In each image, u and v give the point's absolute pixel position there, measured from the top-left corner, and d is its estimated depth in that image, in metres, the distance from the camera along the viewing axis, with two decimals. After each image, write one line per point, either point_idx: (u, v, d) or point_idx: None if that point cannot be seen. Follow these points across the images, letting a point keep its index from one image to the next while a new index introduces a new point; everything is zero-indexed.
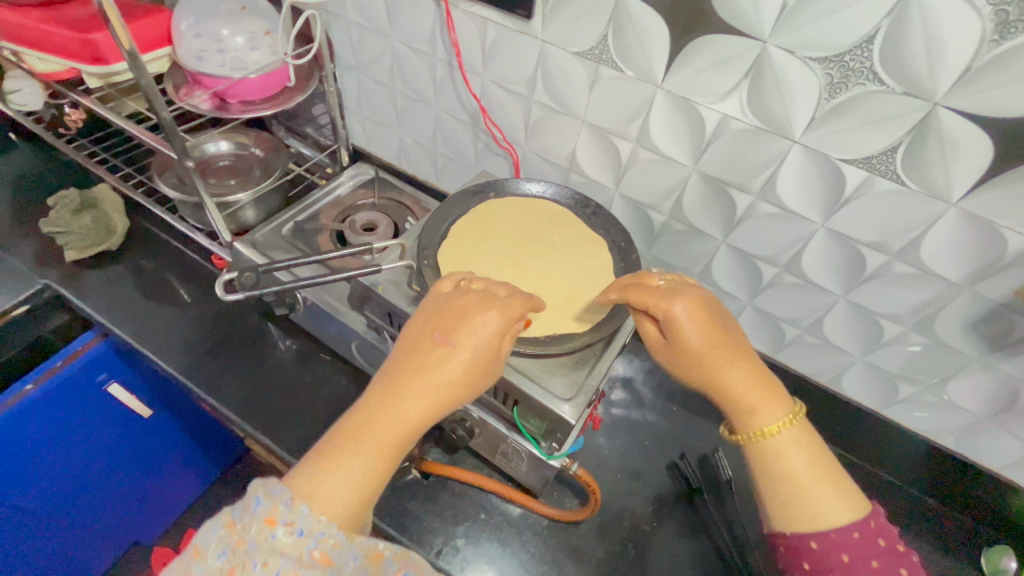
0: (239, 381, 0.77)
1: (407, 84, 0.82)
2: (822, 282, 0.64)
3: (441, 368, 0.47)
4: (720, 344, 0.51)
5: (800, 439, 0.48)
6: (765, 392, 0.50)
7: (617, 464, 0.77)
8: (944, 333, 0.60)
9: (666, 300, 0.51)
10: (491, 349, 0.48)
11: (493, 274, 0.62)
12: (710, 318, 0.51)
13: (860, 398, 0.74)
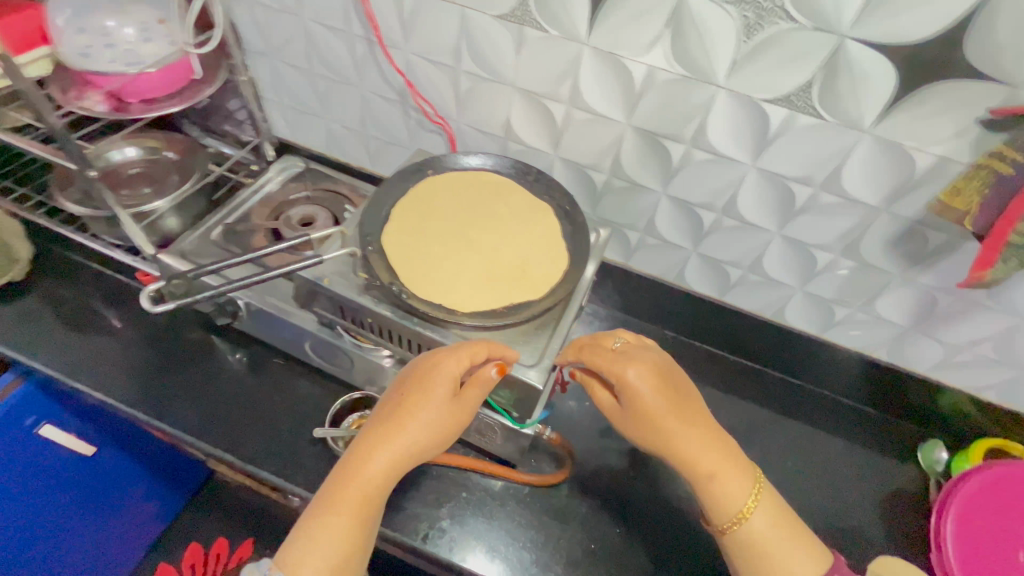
0: (190, 406, 0.73)
1: (325, 65, 0.77)
2: (759, 223, 0.67)
3: (402, 431, 0.50)
4: (677, 413, 0.53)
5: (761, 504, 0.51)
6: (724, 460, 0.52)
7: (589, 428, 0.79)
8: (869, 257, 0.64)
9: (627, 370, 0.53)
10: (441, 411, 0.51)
11: (445, 253, 0.60)
12: (663, 383, 0.54)
13: (803, 326, 0.78)
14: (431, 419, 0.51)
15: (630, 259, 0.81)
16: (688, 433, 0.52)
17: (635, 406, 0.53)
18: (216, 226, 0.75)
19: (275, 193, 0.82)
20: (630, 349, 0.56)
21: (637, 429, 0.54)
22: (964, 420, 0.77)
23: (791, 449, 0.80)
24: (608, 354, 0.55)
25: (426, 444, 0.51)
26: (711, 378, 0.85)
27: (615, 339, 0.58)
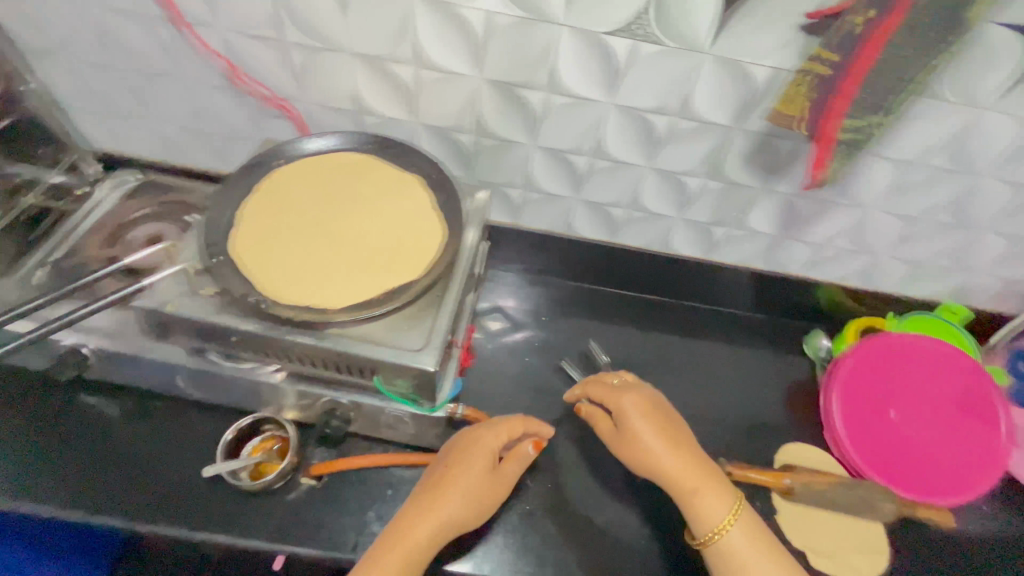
0: (57, 479, 0.63)
1: (126, 54, 0.64)
2: (628, 160, 0.67)
3: (445, 497, 0.55)
4: (666, 441, 0.59)
5: (739, 525, 0.56)
6: (707, 479, 0.58)
7: (511, 394, 0.79)
8: (732, 176, 0.67)
9: (626, 404, 0.61)
10: (486, 481, 0.58)
11: (303, 247, 0.56)
12: (659, 417, 0.61)
13: (690, 252, 0.82)
14: (476, 486, 0.57)
15: (519, 218, 0.79)
16: (673, 458, 0.58)
17: (627, 430, 0.60)
18: (35, 266, 0.63)
19: (109, 209, 0.69)
20: (637, 386, 0.65)
21: (628, 453, 0.60)
22: (838, 309, 0.85)
23: (700, 368, 0.85)
24: (611, 392, 0.64)
25: (472, 507, 0.57)
26: (621, 319, 0.88)
27: (625, 378, 0.67)
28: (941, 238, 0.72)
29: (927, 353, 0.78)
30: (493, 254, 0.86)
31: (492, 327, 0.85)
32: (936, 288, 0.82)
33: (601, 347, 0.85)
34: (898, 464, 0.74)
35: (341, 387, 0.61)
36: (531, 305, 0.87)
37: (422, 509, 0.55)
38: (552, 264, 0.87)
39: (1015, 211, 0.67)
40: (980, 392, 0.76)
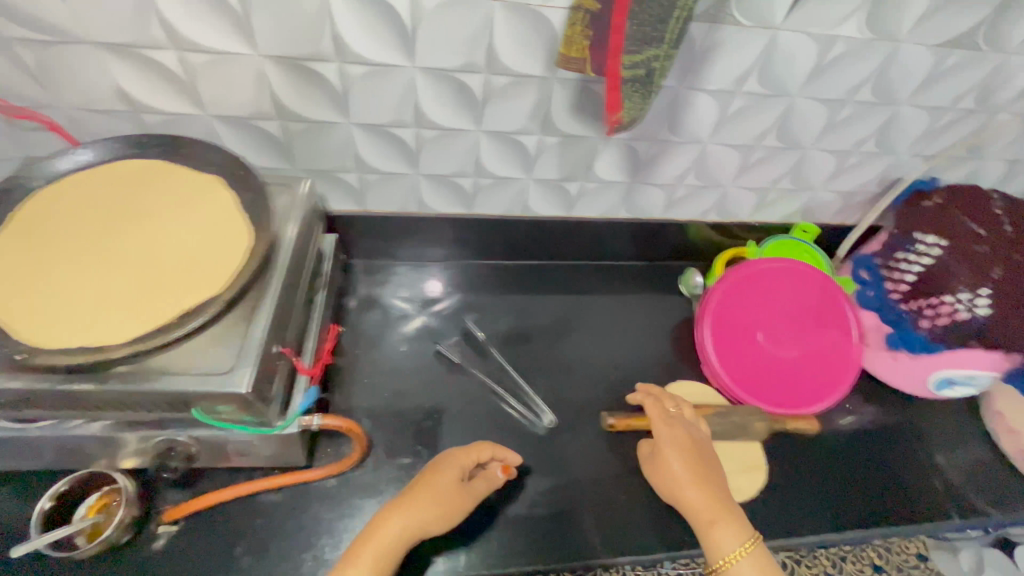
0: None
1: None
2: (456, 125, 0.62)
3: (417, 506, 0.54)
4: (694, 478, 0.63)
5: (750, 558, 0.56)
6: (724, 512, 0.60)
7: (390, 387, 0.75)
8: (564, 129, 0.65)
9: (670, 435, 0.66)
10: (456, 493, 0.57)
11: (82, 279, 0.49)
12: (693, 453, 0.65)
13: (552, 212, 0.80)
14: (445, 494, 0.56)
15: (364, 203, 0.74)
16: (695, 491, 0.62)
17: (663, 461, 0.65)
18: None
19: None
20: (689, 422, 0.70)
21: (665, 479, 0.65)
22: (701, 240, 0.89)
23: (580, 326, 0.85)
24: (666, 417, 0.69)
25: (441, 518, 0.55)
26: (498, 289, 0.86)
27: (683, 412, 0.71)
28: (780, 161, 0.73)
29: (791, 277, 0.81)
30: (350, 245, 0.81)
31: (365, 321, 0.80)
32: (787, 210, 0.85)
33: (479, 322, 0.83)
34: (764, 382, 0.79)
35: (168, 425, 0.54)
36: (404, 292, 0.84)
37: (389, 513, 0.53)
38: (417, 245, 0.83)
39: (838, 125, 0.68)
40: (838, 310, 0.80)
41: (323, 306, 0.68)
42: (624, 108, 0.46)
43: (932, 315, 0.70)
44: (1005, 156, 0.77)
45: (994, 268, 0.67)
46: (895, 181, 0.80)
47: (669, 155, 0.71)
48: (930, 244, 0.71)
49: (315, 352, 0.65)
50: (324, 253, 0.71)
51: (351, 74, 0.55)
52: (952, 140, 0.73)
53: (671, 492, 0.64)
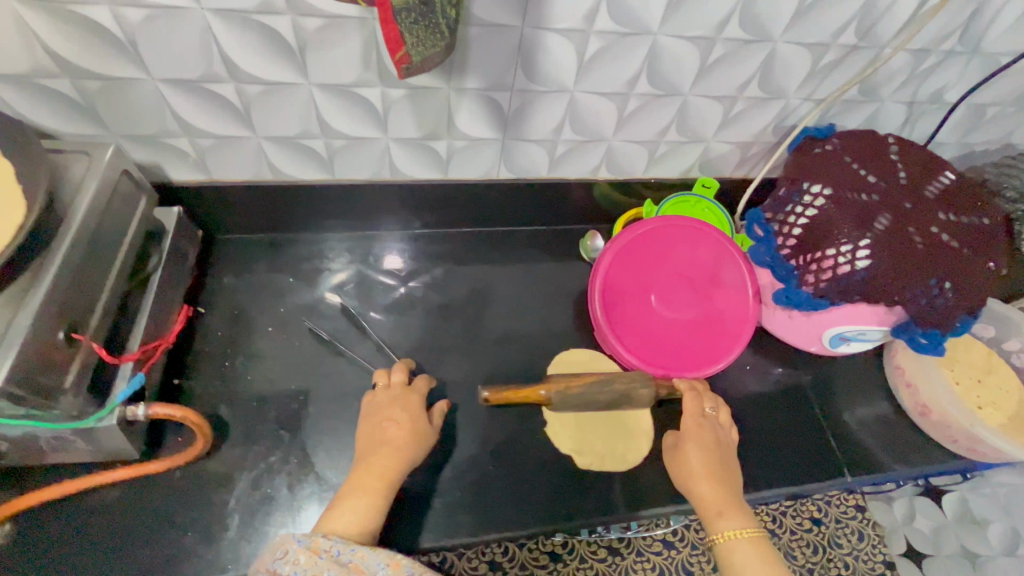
0: None
1: None
2: (280, 78, 0.56)
3: (402, 448, 0.59)
4: (712, 474, 0.62)
5: (753, 547, 0.56)
6: (732, 505, 0.60)
7: (257, 369, 0.71)
8: (406, 80, 0.58)
9: (695, 433, 0.66)
10: (421, 425, 0.62)
11: None
12: (716, 454, 0.64)
13: (427, 175, 0.74)
14: (413, 430, 0.61)
15: (210, 172, 0.68)
16: (708, 483, 0.62)
17: (680, 455, 0.65)
18: None
19: None
20: (721, 426, 0.68)
21: (681, 469, 0.65)
22: (596, 200, 0.84)
23: (469, 296, 0.81)
24: (696, 413, 0.68)
25: (417, 449, 0.60)
26: (383, 261, 0.81)
27: (719, 416, 0.69)
28: (662, 109, 0.68)
29: (685, 236, 0.77)
30: (211, 219, 0.75)
31: (234, 300, 0.75)
32: (683, 164, 0.80)
33: (359, 297, 0.78)
34: (653, 347, 0.75)
35: None
36: (280, 267, 0.79)
37: (378, 452, 0.58)
38: (288, 218, 0.78)
39: (712, 67, 0.63)
40: (733, 270, 0.77)
41: (161, 286, 0.63)
42: (407, 44, 0.40)
43: (816, 270, 0.66)
44: (902, 97, 0.72)
45: (875, 219, 0.63)
46: (790, 129, 0.75)
47: (535, 107, 0.65)
48: (815, 194, 0.67)
49: (147, 336, 0.59)
50: (164, 228, 0.65)
51: (129, 18, 0.49)
52: (843, 81, 0.68)
53: (684, 479, 0.64)
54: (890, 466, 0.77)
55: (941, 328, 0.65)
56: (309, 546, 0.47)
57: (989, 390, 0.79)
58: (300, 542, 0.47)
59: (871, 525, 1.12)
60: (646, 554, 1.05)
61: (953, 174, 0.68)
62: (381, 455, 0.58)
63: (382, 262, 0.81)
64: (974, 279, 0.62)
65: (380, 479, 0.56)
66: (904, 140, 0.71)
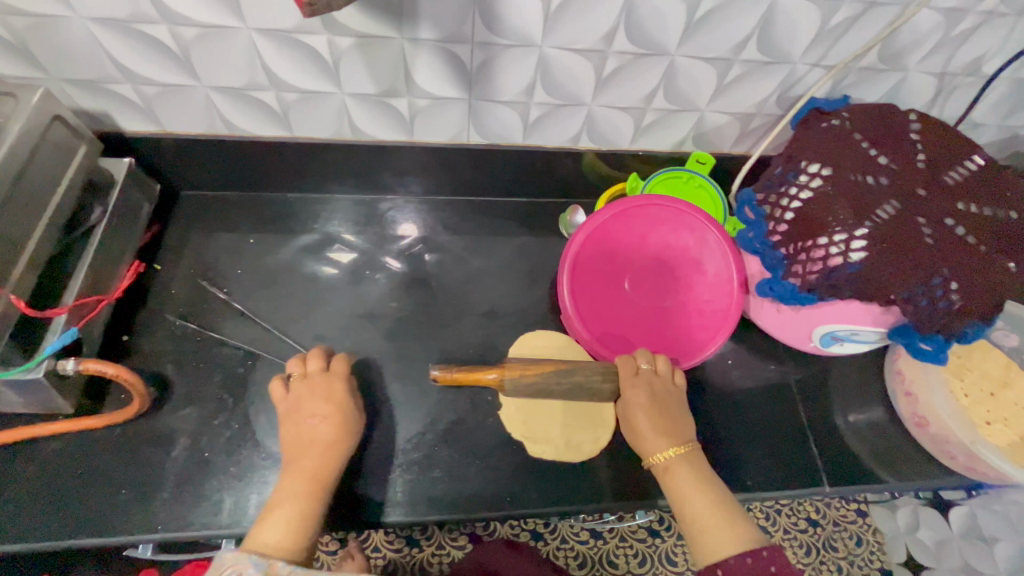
0: None
1: None
2: (216, 21, 0.52)
3: (331, 446, 0.56)
4: (652, 424, 0.60)
5: (703, 494, 0.55)
6: (676, 452, 0.58)
7: (207, 330, 0.69)
8: (352, 27, 0.54)
9: (630, 392, 0.62)
10: (350, 420, 0.59)
11: None
12: (657, 406, 0.61)
13: (391, 136, 0.69)
14: (341, 425, 0.58)
15: (162, 123, 0.65)
16: (651, 436, 0.59)
17: (623, 414, 0.62)
18: None
19: None
20: (660, 378, 0.64)
21: (626, 427, 0.62)
22: (579, 174, 0.78)
23: (436, 268, 0.77)
24: (630, 373, 0.63)
25: (349, 442, 0.57)
26: (349, 227, 0.78)
27: (657, 368, 0.64)
28: (644, 72, 0.61)
29: (669, 219, 0.71)
30: (171, 174, 0.73)
31: (192, 258, 0.73)
32: (674, 136, 0.72)
33: (320, 263, 0.75)
34: (626, 337, 0.70)
35: None
36: (241, 226, 0.76)
37: (307, 449, 0.55)
38: (249, 176, 0.74)
39: (700, 22, 0.56)
40: (718, 260, 0.71)
41: (105, 239, 0.61)
42: None
43: (805, 260, 0.58)
44: (931, 67, 0.63)
45: (878, 206, 0.55)
46: (796, 100, 0.67)
47: (499, 64, 0.59)
48: (812, 174, 0.59)
49: (85, 290, 0.58)
50: (113, 179, 0.63)
51: None
52: (859, 45, 0.59)
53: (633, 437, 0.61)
54: (877, 479, 0.71)
55: (944, 334, 0.57)
56: (262, 566, 0.45)
57: (1002, 405, 0.71)
58: (252, 562, 0.45)
59: (871, 531, 1.10)
60: (629, 541, 1.07)
61: (982, 159, 0.58)
62: (309, 455, 0.55)
63: (397, 228, 0.79)
64: (991, 282, 0.54)
65: (310, 480, 0.53)
66: (928, 117, 0.61)
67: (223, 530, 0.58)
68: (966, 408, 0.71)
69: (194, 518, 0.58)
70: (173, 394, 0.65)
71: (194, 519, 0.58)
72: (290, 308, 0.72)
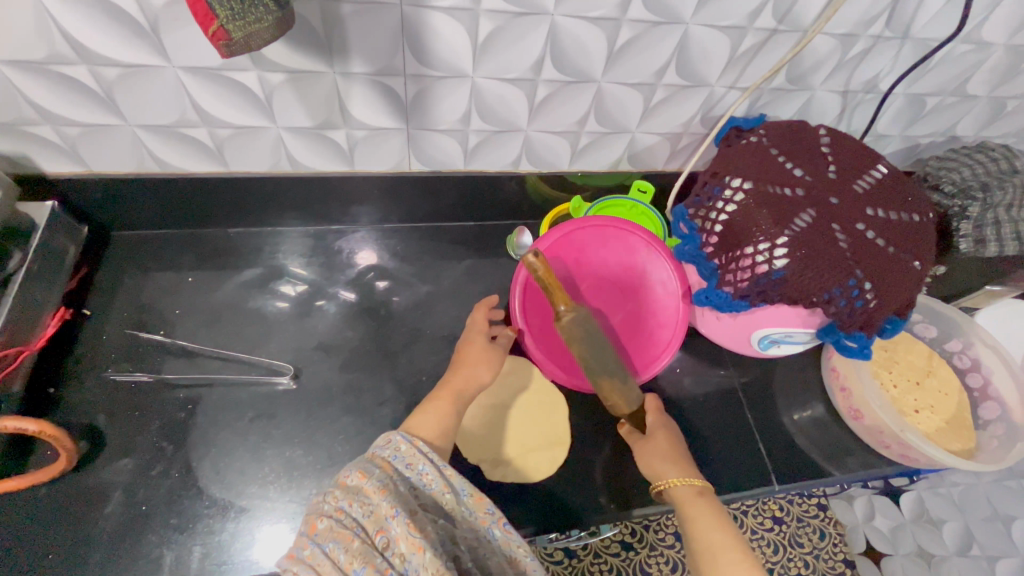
0: None
1: None
2: (139, 60, 0.52)
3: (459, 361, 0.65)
4: (676, 458, 0.64)
5: (721, 529, 0.57)
6: (699, 490, 0.60)
7: (140, 374, 0.66)
8: (282, 63, 0.54)
9: (659, 424, 0.67)
10: (489, 359, 0.66)
11: None
12: (678, 445, 0.66)
13: (330, 166, 0.69)
14: (478, 354, 0.66)
15: (87, 163, 0.63)
16: (670, 465, 0.63)
17: (648, 440, 0.66)
18: None
19: None
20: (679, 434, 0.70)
21: (644, 455, 0.65)
22: (522, 196, 0.79)
23: (384, 296, 0.76)
24: (657, 408, 0.69)
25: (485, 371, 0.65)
26: (292, 259, 0.77)
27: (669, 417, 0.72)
28: (573, 98, 0.64)
29: (594, 238, 0.75)
30: (98, 214, 0.70)
31: (125, 297, 0.71)
32: (609, 157, 0.75)
33: (263, 299, 0.74)
34: None
35: None
36: (176, 262, 0.74)
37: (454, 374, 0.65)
38: (185, 212, 0.72)
39: (621, 50, 0.59)
40: (647, 257, 0.76)
41: (24, 287, 0.59)
42: (221, 18, 0.35)
43: (735, 269, 0.62)
44: (835, 85, 0.68)
45: (795, 216, 0.59)
46: (717, 120, 0.71)
47: (434, 95, 0.61)
48: (736, 189, 0.62)
49: (3, 342, 0.56)
50: (34, 224, 0.61)
51: None
52: (768, 68, 0.64)
53: (654, 468, 0.63)
54: (821, 473, 0.74)
55: (867, 331, 0.61)
56: (409, 440, 0.51)
57: (927, 393, 0.76)
58: (401, 436, 0.51)
59: (832, 524, 1.16)
60: (603, 556, 1.07)
61: (885, 168, 0.63)
62: (465, 372, 0.65)
63: (351, 256, 0.78)
64: (898, 282, 0.58)
65: (453, 390, 0.63)
66: (836, 131, 0.66)
67: None
68: (897, 399, 0.75)
69: None
70: (105, 445, 0.61)
71: None
72: (232, 346, 0.70)
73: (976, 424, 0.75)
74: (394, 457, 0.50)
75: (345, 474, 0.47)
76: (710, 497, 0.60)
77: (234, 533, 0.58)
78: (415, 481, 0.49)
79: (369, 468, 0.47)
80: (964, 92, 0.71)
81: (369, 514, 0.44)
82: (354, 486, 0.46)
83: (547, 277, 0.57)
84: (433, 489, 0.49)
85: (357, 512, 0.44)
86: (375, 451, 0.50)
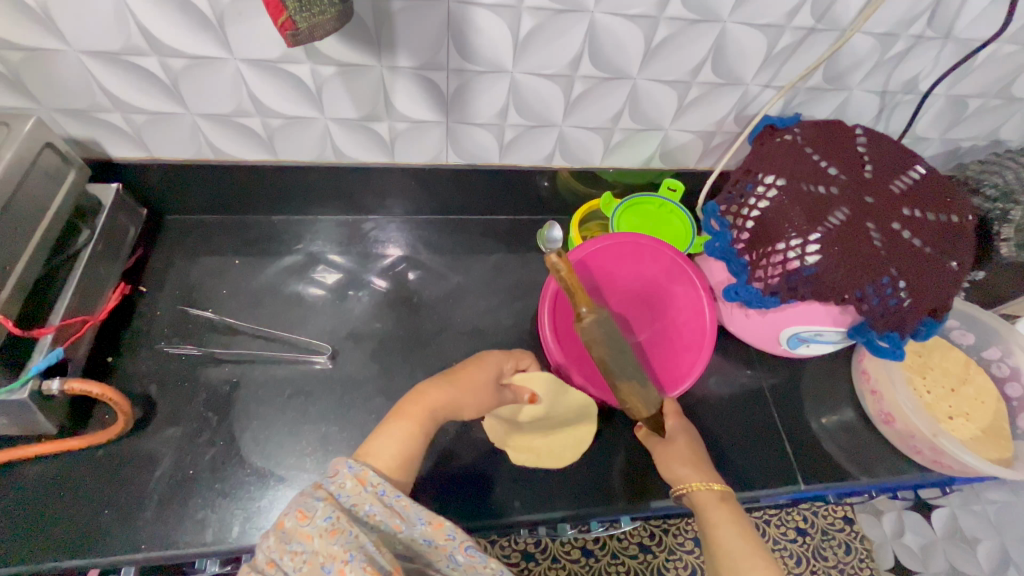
0: None
1: None
2: (203, 53, 0.56)
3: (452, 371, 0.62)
4: (697, 463, 0.64)
5: (740, 535, 0.57)
6: (719, 497, 0.60)
7: (187, 348, 0.70)
8: (334, 56, 0.57)
9: (678, 426, 0.67)
10: (476, 377, 0.62)
11: None
12: (699, 452, 0.65)
13: (370, 157, 0.72)
14: (463, 373, 0.62)
15: (150, 149, 0.67)
16: (689, 469, 0.63)
17: (667, 444, 0.66)
18: None
19: None
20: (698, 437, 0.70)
21: (665, 458, 0.65)
22: (553, 191, 0.81)
23: (416, 285, 0.79)
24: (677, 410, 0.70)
25: (461, 394, 0.60)
26: (328, 248, 0.80)
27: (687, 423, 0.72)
28: (609, 95, 0.66)
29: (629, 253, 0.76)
30: (155, 198, 0.75)
31: (175, 276, 0.75)
32: (642, 154, 0.77)
33: (303, 284, 0.77)
34: None
35: None
36: (222, 246, 0.78)
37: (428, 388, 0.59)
38: (234, 200, 0.77)
39: (658, 48, 0.60)
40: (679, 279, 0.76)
41: (91, 263, 0.63)
42: (290, 11, 0.38)
43: (766, 265, 0.62)
44: (873, 86, 0.68)
45: (829, 213, 0.59)
46: (751, 119, 0.71)
47: (475, 88, 0.63)
48: (769, 185, 0.63)
49: (72, 312, 0.60)
50: (100, 204, 0.66)
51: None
52: (804, 68, 0.64)
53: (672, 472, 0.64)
54: (849, 477, 0.74)
55: (900, 331, 0.60)
56: (356, 474, 0.49)
57: (962, 400, 0.75)
58: (348, 469, 0.49)
59: (859, 539, 1.08)
60: (621, 557, 1.07)
61: (923, 169, 0.63)
62: (461, 375, 0.61)
63: (386, 246, 0.81)
64: (934, 280, 0.58)
65: (422, 408, 0.58)
66: (873, 131, 0.66)
67: (207, 546, 0.58)
68: (930, 405, 0.74)
69: (180, 536, 0.58)
70: (156, 412, 0.65)
71: (179, 538, 0.58)
72: (273, 326, 0.73)
73: (1014, 435, 0.73)
74: (339, 494, 0.48)
75: (286, 511, 0.46)
76: (731, 503, 0.60)
77: (272, 499, 0.61)
78: (363, 516, 0.48)
79: (309, 506, 0.46)
80: (1009, 95, 0.70)
81: (304, 566, 0.43)
82: (290, 530, 0.45)
83: (569, 279, 0.55)
84: (385, 524, 0.48)
85: (292, 563, 0.43)
86: (318, 486, 0.49)
